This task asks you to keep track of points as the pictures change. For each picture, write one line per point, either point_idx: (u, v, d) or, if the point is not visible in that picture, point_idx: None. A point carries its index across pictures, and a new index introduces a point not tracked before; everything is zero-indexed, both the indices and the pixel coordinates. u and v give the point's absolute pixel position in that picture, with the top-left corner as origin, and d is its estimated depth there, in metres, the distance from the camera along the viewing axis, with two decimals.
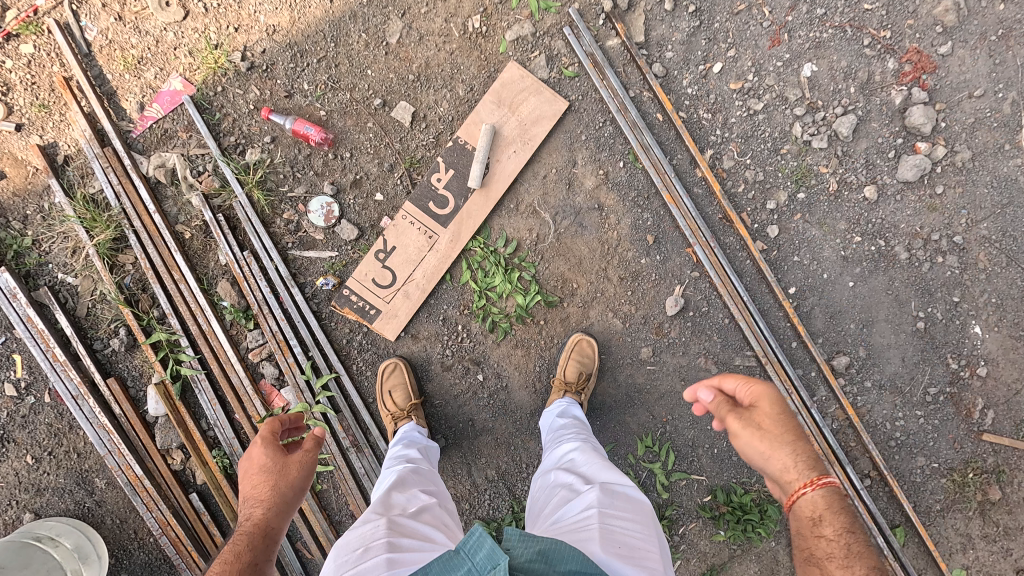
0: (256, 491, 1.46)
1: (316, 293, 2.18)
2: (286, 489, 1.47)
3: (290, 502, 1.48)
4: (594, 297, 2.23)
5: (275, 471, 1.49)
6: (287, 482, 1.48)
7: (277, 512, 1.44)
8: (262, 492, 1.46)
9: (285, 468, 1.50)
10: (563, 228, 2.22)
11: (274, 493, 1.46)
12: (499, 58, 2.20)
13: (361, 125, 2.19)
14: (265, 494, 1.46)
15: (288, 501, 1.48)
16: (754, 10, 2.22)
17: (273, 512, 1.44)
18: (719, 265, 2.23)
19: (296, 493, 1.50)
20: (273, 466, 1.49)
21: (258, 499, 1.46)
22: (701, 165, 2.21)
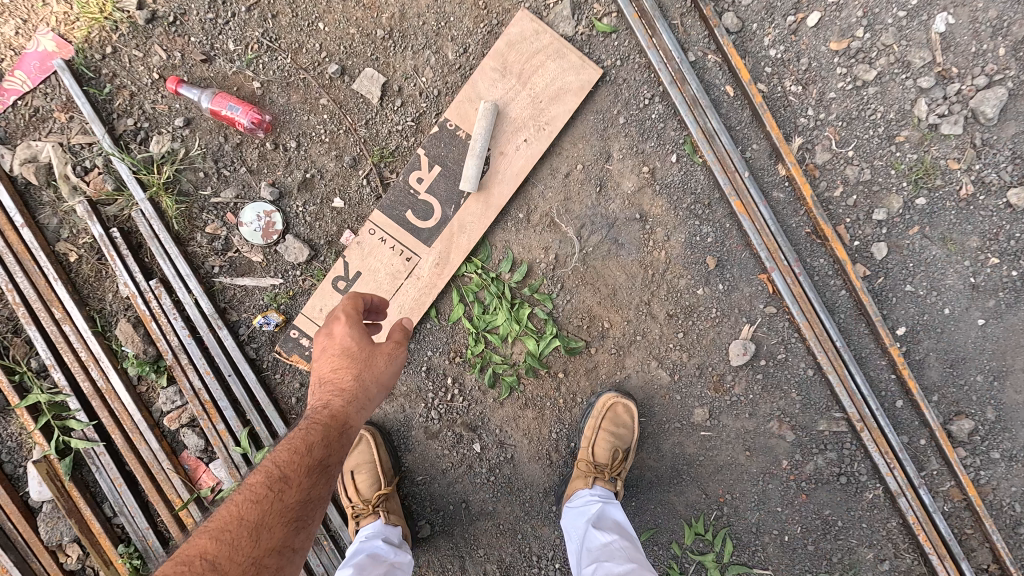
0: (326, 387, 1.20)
1: (254, 334, 1.61)
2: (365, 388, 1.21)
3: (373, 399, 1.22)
4: (632, 341, 1.64)
5: (354, 365, 1.21)
6: (371, 378, 1.21)
7: (352, 418, 1.19)
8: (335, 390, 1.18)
9: (372, 364, 1.22)
10: (591, 247, 1.61)
11: (348, 393, 1.19)
12: (504, 6, 1.56)
13: (311, 102, 1.57)
14: (335, 395, 1.18)
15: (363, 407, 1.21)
16: None
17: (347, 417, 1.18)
18: (806, 299, 1.61)
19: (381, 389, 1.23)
20: (363, 349, 1.22)
21: (329, 397, 1.19)
22: (786, 158, 1.57)
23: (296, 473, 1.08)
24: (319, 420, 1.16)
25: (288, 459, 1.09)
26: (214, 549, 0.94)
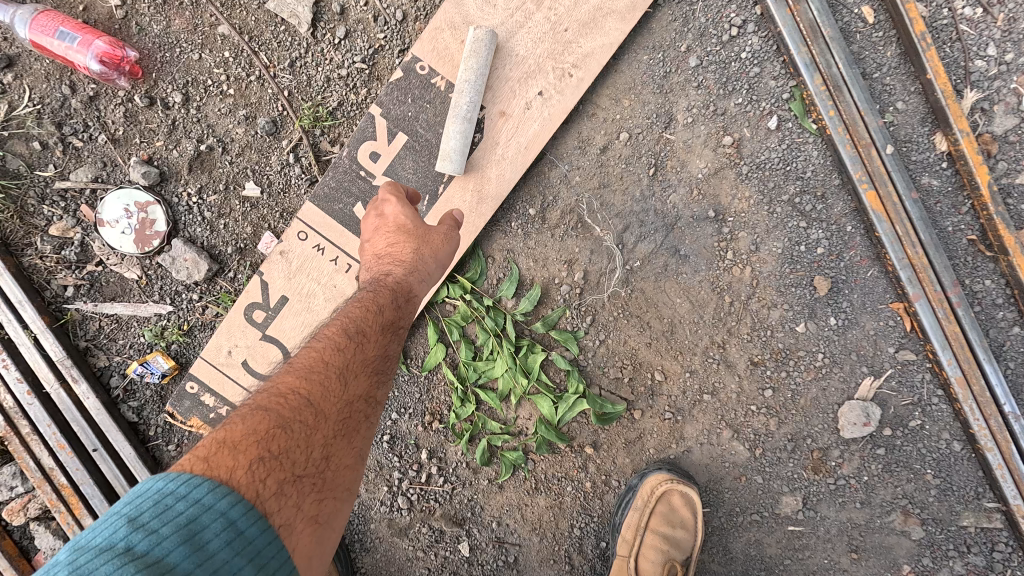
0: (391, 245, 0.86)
1: (133, 386, 1.08)
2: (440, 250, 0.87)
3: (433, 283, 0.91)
4: (695, 398, 1.10)
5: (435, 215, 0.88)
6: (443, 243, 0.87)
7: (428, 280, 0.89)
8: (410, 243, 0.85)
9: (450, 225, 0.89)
10: (639, 259, 1.06)
11: (424, 258, 0.86)
12: None
13: (204, 33, 1.01)
14: (407, 253, 0.85)
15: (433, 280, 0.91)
16: None
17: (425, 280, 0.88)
18: (965, 341, 1.05)
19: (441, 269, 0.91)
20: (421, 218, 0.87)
21: (399, 253, 0.85)
22: (953, 120, 0.99)
23: (376, 329, 0.78)
24: (377, 289, 0.82)
25: (366, 311, 0.78)
26: (297, 392, 0.68)
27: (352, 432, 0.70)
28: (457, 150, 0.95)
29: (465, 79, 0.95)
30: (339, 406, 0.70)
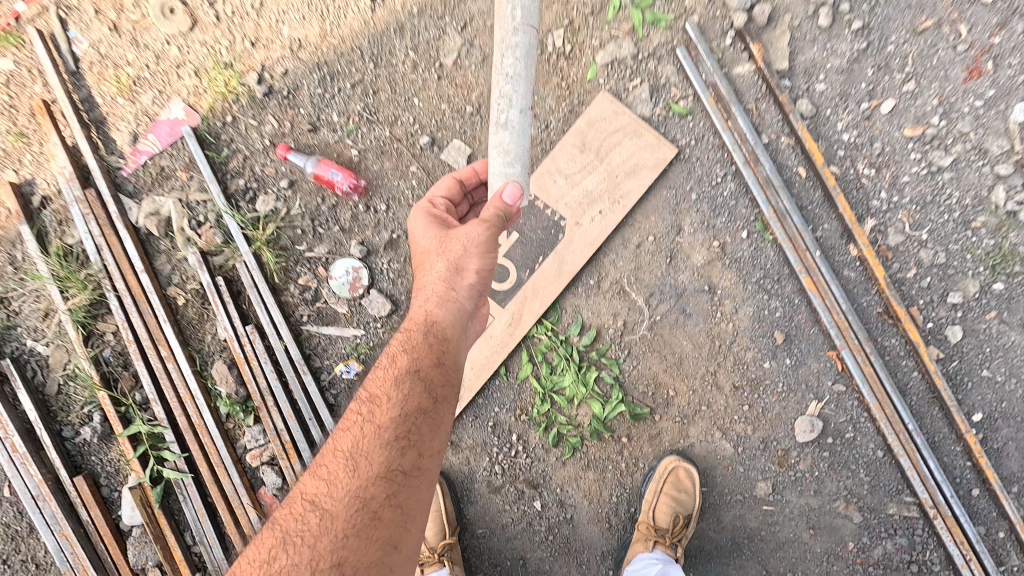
0: (411, 338, 1.24)
1: (334, 381, 1.71)
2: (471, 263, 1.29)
3: (473, 327, 1.34)
4: (696, 410, 1.65)
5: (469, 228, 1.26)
6: (474, 249, 1.27)
7: (455, 321, 1.27)
8: (439, 278, 1.27)
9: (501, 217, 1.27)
10: (660, 316, 1.65)
11: (456, 278, 1.27)
12: (586, 89, 1.65)
13: (401, 170, 1.70)
14: (440, 299, 1.27)
15: (470, 301, 1.30)
16: (944, 29, 1.60)
17: (451, 328, 1.26)
18: (875, 379, 1.62)
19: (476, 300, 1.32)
20: (462, 230, 1.27)
21: (440, 277, 1.27)
22: (858, 239, 1.60)
23: (381, 425, 1.14)
24: (376, 400, 1.18)
25: (371, 414, 1.16)
26: (314, 513, 1.05)
27: (371, 529, 1.04)
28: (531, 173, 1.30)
29: (513, 87, 1.18)
30: (346, 508, 1.05)
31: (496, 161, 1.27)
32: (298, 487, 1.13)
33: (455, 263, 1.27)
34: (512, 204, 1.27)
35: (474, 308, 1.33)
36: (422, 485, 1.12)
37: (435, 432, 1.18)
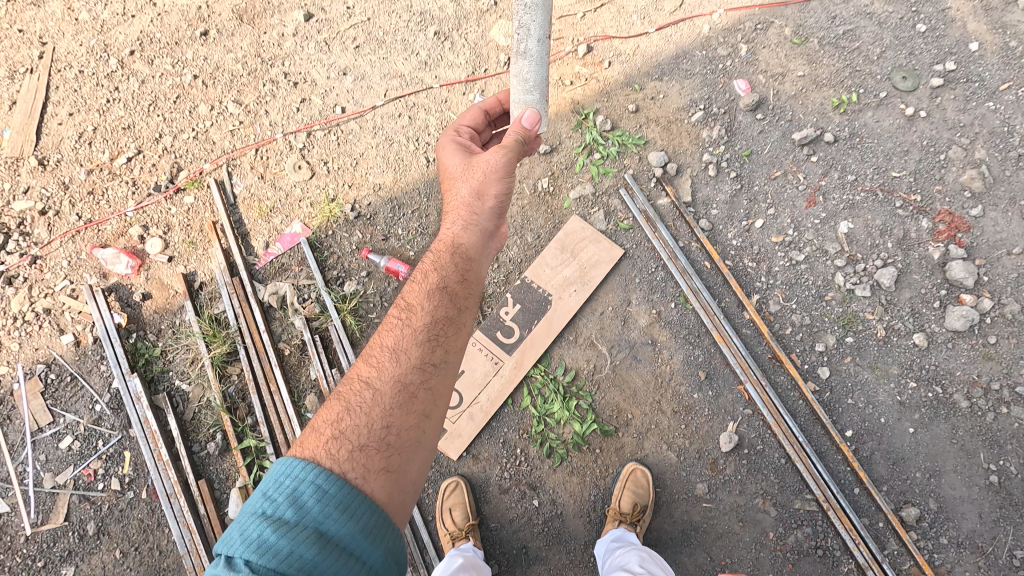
0: (442, 259, 1.67)
1: None
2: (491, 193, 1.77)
3: (491, 250, 1.77)
4: (649, 429, 2.32)
5: (492, 158, 1.74)
6: (495, 181, 1.74)
7: (475, 243, 1.71)
8: (466, 208, 1.74)
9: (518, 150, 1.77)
10: (619, 361, 2.38)
11: (476, 208, 1.74)
12: (564, 212, 2.54)
13: None
14: (463, 225, 1.72)
15: (487, 228, 1.75)
16: (790, 177, 2.53)
17: (473, 248, 1.70)
18: (772, 405, 2.32)
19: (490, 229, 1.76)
20: (487, 162, 1.74)
21: (466, 202, 1.74)
22: (748, 308, 2.40)
23: (417, 323, 1.53)
24: (413, 306, 1.58)
25: (409, 317, 1.56)
26: (368, 388, 1.42)
27: (410, 405, 1.39)
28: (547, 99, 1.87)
29: (534, 17, 1.75)
30: (392, 388, 1.41)
31: (519, 92, 1.84)
32: (355, 372, 1.50)
33: (480, 192, 1.74)
34: (531, 128, 1.77)
35: (493, 229, 1.78)
36: (448, 374, 1.49)
37: (458, 335, 1.56)
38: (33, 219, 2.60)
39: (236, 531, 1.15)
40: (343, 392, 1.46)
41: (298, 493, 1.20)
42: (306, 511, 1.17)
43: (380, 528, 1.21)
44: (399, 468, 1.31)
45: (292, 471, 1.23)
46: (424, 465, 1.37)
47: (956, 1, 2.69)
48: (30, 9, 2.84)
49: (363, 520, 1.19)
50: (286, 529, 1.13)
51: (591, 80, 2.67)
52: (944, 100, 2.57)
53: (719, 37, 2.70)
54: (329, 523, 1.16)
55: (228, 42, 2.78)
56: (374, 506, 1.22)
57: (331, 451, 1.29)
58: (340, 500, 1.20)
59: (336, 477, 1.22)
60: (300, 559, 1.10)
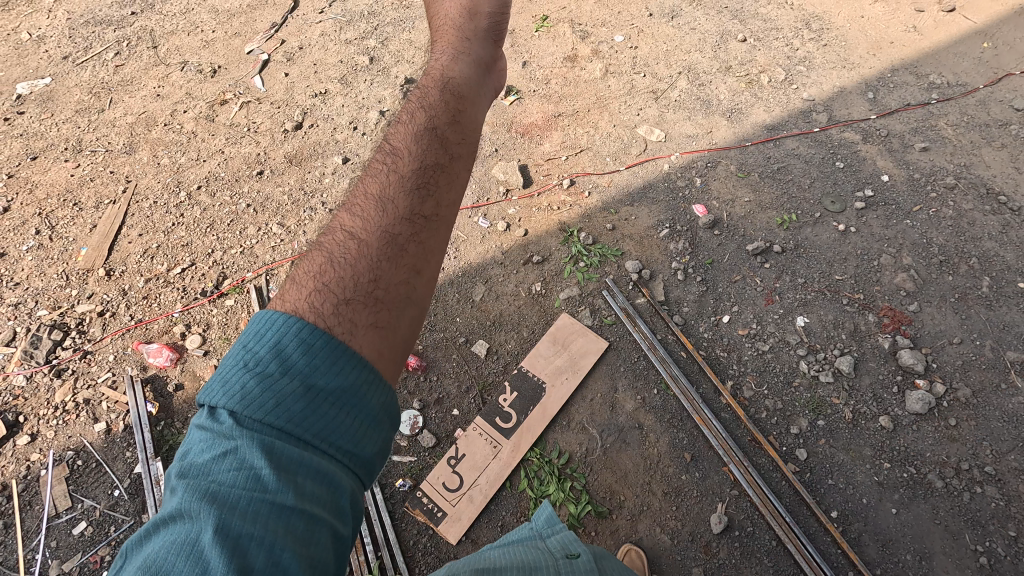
0: (432, 99, 1.64)
1: (394, 493, 2.54)
2: (481, 24, 1.85)
3: (484, 92, 1.77)
4: (641, 510, 2.43)
5: None
6: (484, 14, 1.85)
7: (466, 80, 1.72)
8: (456, 53, 1.77)
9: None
10: (609, 444, 2.57)
11: (467, 45, 1.79)
12: (555, 310, 2.91)
13: (448, 356, 2.83)
14: (454, 55, 1.77)
15: (478, 69, 1.77)
16: (749, 280, 2.94)
17: (464, 85, 1.70)
18: (757, 485, 2.44)
19: (481, 66, 1.79)
20: (475, 1, 1.87)
21: (458, 29, 1.83)
22: (724, 393, 2.65)
23: (406, 168, 1.48)
24: (401, 146, 1.54)
25: (396, 160, 1.50)
26: (354, 239, 1.37)
27: (399, 257, 1.35)
28: None
29: None
30: (378, 240, 1.36)
31: None
32: (338, 223, 1.45)
33: (471, 34, 1.82)
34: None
35: (484, 66, 1.80)
36: (440, 227, 1.43)
37: (450, 186, 1.49)
38: (91, 319, 2.97)
39: (219, 381, 1.16)
40: (326, 244, 1.42)
41: (281, 346, 1.18)
42: (290, 365, 1.16)
43: (370, 384, 1.21)
44: (388, 325, 1.28)
45: (272, 324, 1.20)
46: (416, 320, 1.34)
47: (865, 146, 3.37)
48: (123, 157, 3.54)
49: (352, 374, 1.19)
50: (270, 383, 1.13)
51: (575, 206, 3.24)
52: (869, 219, 3.10)
53: (677, 172, 3.33)
54: (317, 376, 1.15)
55: (279, 179, 3.42)
56: (363, 362, 1.21)
57: (314, 304, 1.25)
58: (327, 356, 1.18)
59: (319, 330, 1.20)
60: (286, 411, 1.11)
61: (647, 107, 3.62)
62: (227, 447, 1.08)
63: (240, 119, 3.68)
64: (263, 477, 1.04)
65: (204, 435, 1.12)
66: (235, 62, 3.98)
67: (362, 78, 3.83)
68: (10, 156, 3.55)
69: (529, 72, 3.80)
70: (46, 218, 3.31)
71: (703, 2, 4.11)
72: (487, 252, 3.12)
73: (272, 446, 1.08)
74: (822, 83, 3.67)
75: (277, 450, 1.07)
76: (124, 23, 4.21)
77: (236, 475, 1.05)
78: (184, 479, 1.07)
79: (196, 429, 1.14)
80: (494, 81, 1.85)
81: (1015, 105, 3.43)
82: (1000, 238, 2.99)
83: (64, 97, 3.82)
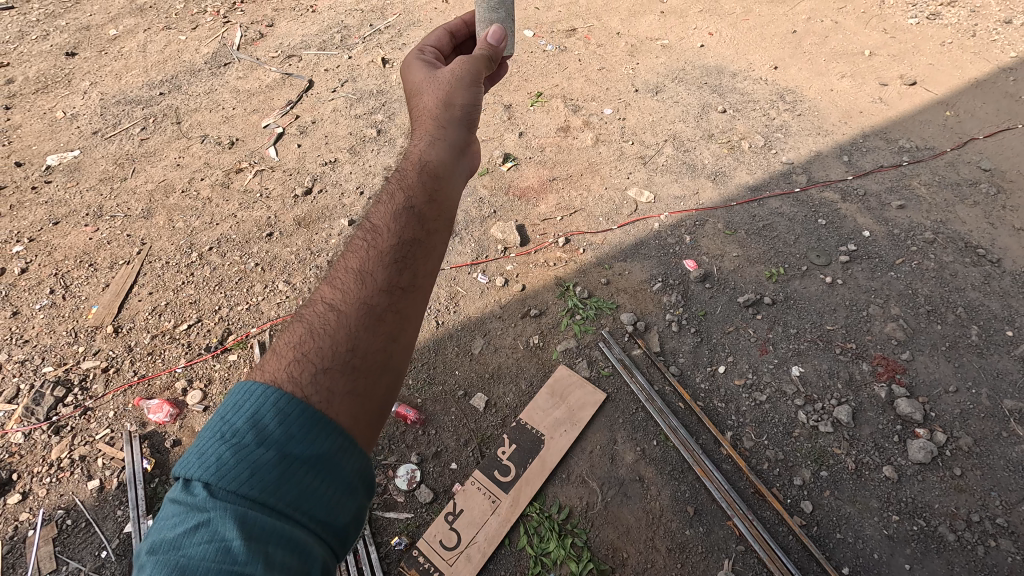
0: (409, 181, 1.76)
1: (389, 552, 2.47)
2: (457, 109, 1.95)
3: (459, 172, 1.90)
4: (645, 568, 2.34)
5: (459, 78, 1.97)
6: (459, 102, 1.94)
7: (442, 161, 1.83)
8: (433, 135, 1.88)
9: (480, 71, 2.05)
10: (610, 498, 2.52)
11: (444, 130, 1.89)
12: (553, 363, 2.96)
13: (446, 409, 2.84)
14: (432, 137, 1.87)
15: (454, 151, 1.88)
16: (742, 331, 3.01)
17: (440, 167, 1.80)
18: (763, 540, 2.37)
19: (457, 148, 1.90)
20: (452, 87, 1.94)
21: (434, 110, 1.92)
22: (724, 444, 2.64)
23: (384, 243, 1.60)
24: (380, 223, 1.66)
25: (374, 237, 1.62)
26: (333, 310, 1.47)
27: (376, 327, 1.46)
28: (509, 17, 2.30)
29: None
30: (357, 310, 1.46)
31: (484, 11, 2.27)
32: (319, 295, 1.54)
33: (447, 118, 1.92)
34: (497, 44, 2.12)
35: (460, 146, 1.92)
36: (415, 297, 1.56)
37: (425, 260, 1.63)
38: (95, 375, 3.01)
39: (195, 453, 1.20)
40: (306, 315, 1.51)
41: (258, 417, 1.25)
42: (267, 435, 1.22)
43: (344, 451, 1.28)
44: (364, 392, 1.38)
45: (251, 396, 1.27)
46: (391, 385, 1.45)
47: (844, 204, 3.55)
48: (140, 220, 3.73)
49: (328, 442, 1.26)
50: (245, 453, 1.18)
51: (570, 262, 3.37)
52: (854, 271, 3.21)
53: (667, 230, 3.49)
54: (293, 445, 1.22)
55: (287, 240, 3.59)
56: (339, 430, 1.29)
57: (293, 374, 1.33)
58: (303, 425, 1.25)
59: (297, 399, 1.28)
60: (261, 480, 1.16)
61: (636, 171, 3.86)
62: (199, 519, 1.11)
63: (254, 186, 3.91)
64: (234, 548, 1.07)
65: (176, 509, 1.15)
66: (251, 135, 4.28)
67: (370, 147, 4.11)
68: (33, 221, 3.74)
69: (525, 141, 4.08)
70: (61, 278, 3.44)
71: (684, 78, 4.48)
72: (486, 307, 3.21)
73: (245, 516, 1.11)
74: (799, 148, 3.92)
75: (249, 520, 1.11)
76: (152, 102, 4.57)
77: (206, 547, 1.07)
78: (152, 555, 1.08)
79: (167, 503, 1.17)
80: (469, 160, 1.98)
81: (982, 166, 3.66)
82: (983, 288, 3.10)
83: (90, 167, 4.09)
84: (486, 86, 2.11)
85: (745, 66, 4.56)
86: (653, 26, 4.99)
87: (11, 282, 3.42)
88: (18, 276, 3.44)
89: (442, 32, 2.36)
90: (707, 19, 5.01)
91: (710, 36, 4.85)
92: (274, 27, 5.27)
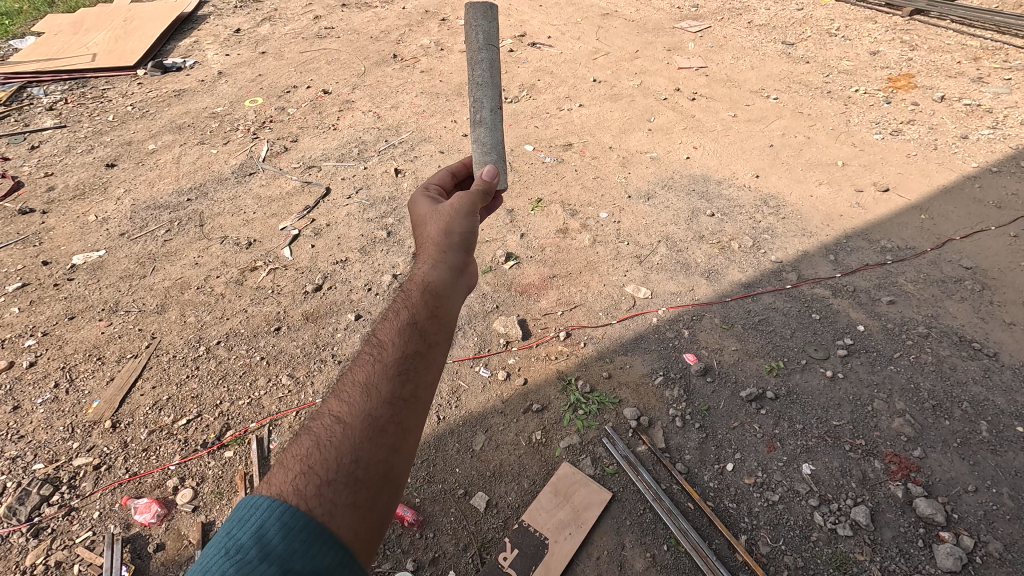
0: (412, 298, 1.82)
1: None
2: (457, 235, 2.05)
3: (459, 289, 1.97)
4: None
5: (460, 208, 2.09)
6: (458, 229, 2.04)
7: (444, 281, 1.89)
8: (435, 258, 1.96)
9: (478, 202, 2.19)
10: None
11: (445, 254, 1.98)
12: (556, 460, 2.89)
13: (446, 509, 2.72)
14: (432, 260, 1.95)
15: (454, 272, 1.96)
16: (747, 426, 2.97)
17: (441, 286, 1.86)
18: None
19: (457, 269, 1.98)
20: (452, 217, 2.06)
21: (434, 236, 2.02)
22: (738, 549, 2.49)
23: (388, 357, 1.64)
24: (385, 337, 1.71)
25: (380, 351, 1.67)
26: (338, 421, 1.49)
27: (380, 438, 1.47)
28: (501, 160, 2.51)
29: (484, 137, 2.51)
30: (361, 423, 1.48)
31: (478, 155, 2.51)
32: (326, 407, 1.57)
33: (447, 243, 2.01)
34: (493, 180, 2.28)
35: (459, 267, 2.00)
36: (416, 408, 1.59)
37: (427, 373, 1.67)
38: (85, 473, 2.93)
39: (200, 571, 1.20)
40: (313, 427, 1.53)
41: (263, 530, 1.25)
42: (270, 550, 1.22)
43: (344, 568, 1.25)
44: (366, 503, 1.37)
45: (256, 508, 1.29)
46: (392, 496, 1.44)
47: (836, 300, 3.67)
48: (153, 316, 3.85)
49: (328, 558, 1.24)
50: (248, 569, 1.18)
51: (570, 356, 3.42)
52: (853, 365, 3.24)
53: (666, 324, 3.58)
54: (295, 561, 1.21)
55: (294, 334, 3.67)
56: (340, 545, 1.27)
57: (297, 486, 1.34)
58: (306, 538, 1.25)
59: (301, 512, 1.28)
60: None
61: (632, 269, 4.03)
62: None
63: (267, 283, 4.07)
64: None
65: None
66: (269, 236, 4.55)
67: (379, 248, 4.34)
68: (50, 316, 3.86)
69: (526, 242, 4.32)
70: (68, 372, 3.47)
71: (673, 186, 4.84)
72: (488, 401, 3.20)
73: None
74: (786, 248, 4.13)
75: None
76: (179, 207, 4.91)
77: None
78: None
79: None
80: (467, 280, 2.05)
81: (964, 265, 3.83)
82: (985, 382, 3.10)
83: (113, 266, 4.29)
84: (483, 213, 2.24)
85: (728, 175, 4.95)
86: (642, 141, 5.49)
87: (18, 376, 3.45)
88: (25, 369, 3.49)
89: (443, 172, 2.59)
90: (691, 135, 5.52)
91: (694, 149, 5.32)
92: (298, 142, 5.81)
